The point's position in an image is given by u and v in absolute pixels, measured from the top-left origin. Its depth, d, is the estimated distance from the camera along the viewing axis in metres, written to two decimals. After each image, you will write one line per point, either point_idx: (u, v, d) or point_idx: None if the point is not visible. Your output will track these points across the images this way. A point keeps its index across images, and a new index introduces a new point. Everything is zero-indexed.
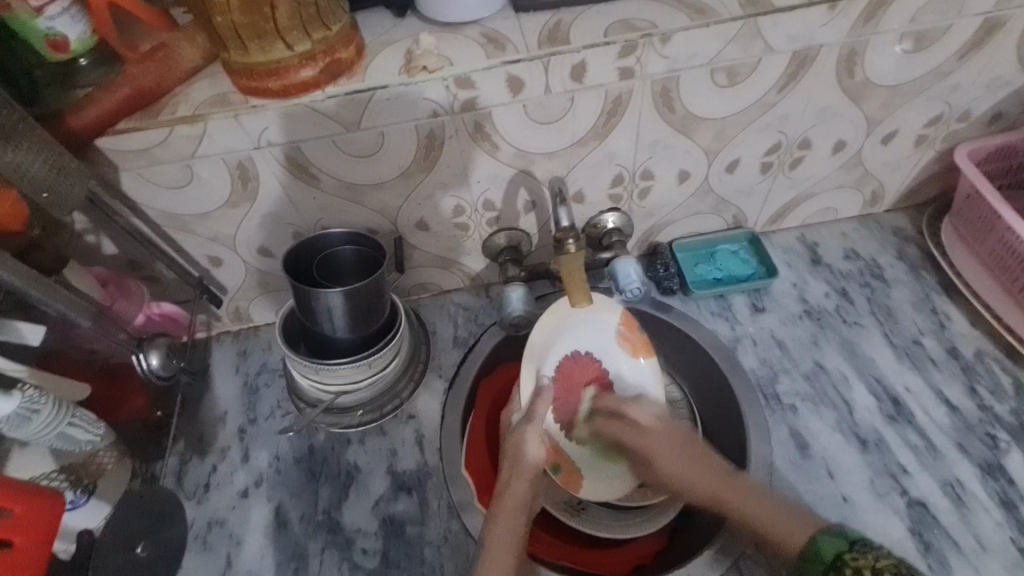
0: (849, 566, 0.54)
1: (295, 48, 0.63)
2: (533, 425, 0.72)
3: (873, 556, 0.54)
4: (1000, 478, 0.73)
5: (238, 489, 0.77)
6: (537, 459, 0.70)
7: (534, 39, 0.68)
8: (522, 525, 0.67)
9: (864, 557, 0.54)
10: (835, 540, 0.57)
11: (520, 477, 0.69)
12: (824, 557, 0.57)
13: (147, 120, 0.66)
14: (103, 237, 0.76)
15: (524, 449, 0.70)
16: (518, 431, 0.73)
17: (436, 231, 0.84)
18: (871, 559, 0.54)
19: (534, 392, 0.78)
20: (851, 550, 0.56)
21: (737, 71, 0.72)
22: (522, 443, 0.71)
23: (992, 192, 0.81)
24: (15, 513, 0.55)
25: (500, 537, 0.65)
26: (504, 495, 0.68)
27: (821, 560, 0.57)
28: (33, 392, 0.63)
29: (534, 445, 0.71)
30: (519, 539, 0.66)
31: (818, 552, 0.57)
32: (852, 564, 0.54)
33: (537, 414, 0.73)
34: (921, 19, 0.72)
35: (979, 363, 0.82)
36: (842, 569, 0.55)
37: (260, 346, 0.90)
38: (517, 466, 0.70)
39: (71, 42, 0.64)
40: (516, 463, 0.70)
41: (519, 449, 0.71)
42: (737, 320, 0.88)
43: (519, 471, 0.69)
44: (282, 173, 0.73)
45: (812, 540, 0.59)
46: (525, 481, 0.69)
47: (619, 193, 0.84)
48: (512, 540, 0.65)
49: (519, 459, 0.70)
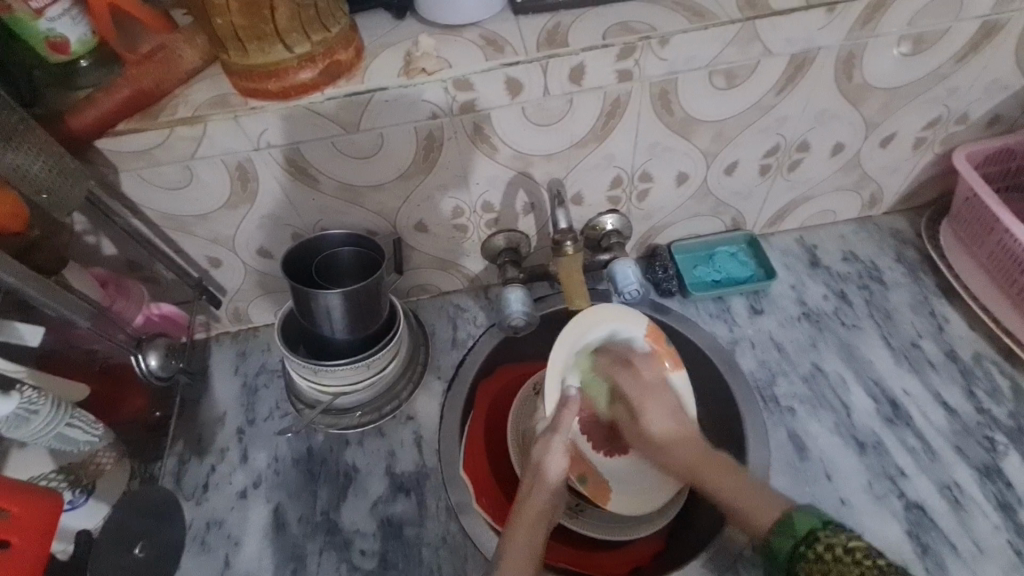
0: (823, 543, 0.58)
1: (294, 49, 0.63)
2: (558, 434, 0.73)
3: (847, 537, 0.57)
4: (997, 480, 0.73)
5: (237, 489, 0.77)
6: (559, 470, 0.72)
7: (533, 42, 0.68)
8: (539, 537, 0.68)
9: (837, 536, 0.58)
10: (810, 517, 0.61)
11: (541, 489, 0.70)
12: (799, 532, 0.60)
13: (148, 121, 0.66)
14: (103, 238, 0.76)
15: (545, 461, 0.72)
16: (541, 442, 0.74)
17: (435, 232, 0.84)
18: (843, 540, 0.57)
19: (559, 402, 0.75)
20: (826, 528, 0.59)
21: (736, 73, 0.72)
22: (545, 454, 0.72)
23: (990, 195, 0.81)
24: (12, 513, 0.55)
25: (517, 547, 0.66)
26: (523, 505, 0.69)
27: (794, 534, 0.61)
28: (31, 393, 0.63)
29: (555, 456, 0.72)
30: (535, 550, 0.67)
31: (793, 527, 0.61)
32: (825, 541, 0.58)
33: (560, 425, 0.74)
34: (919, 22, 0.72)
35: (977, 365, 0.82)
36: (814, 544, 0.59)
37: (259, 346, 0.90)
38: (538, 476, 0.71)
39: (71, 43, 0.64)
40: (537, 474, 0.71)
41: (540, 462, 0.72)
42: (736, 322, 0.88)
43: (540, 483, 0.71)
44: (282, 175, 0.73)
45: (785, 515, 0.63)
46: (545, 492, 0.70)
47: (618, 195, 0.84)
48: (529, 549, 0.66)
49: (540, 470, 0.71)
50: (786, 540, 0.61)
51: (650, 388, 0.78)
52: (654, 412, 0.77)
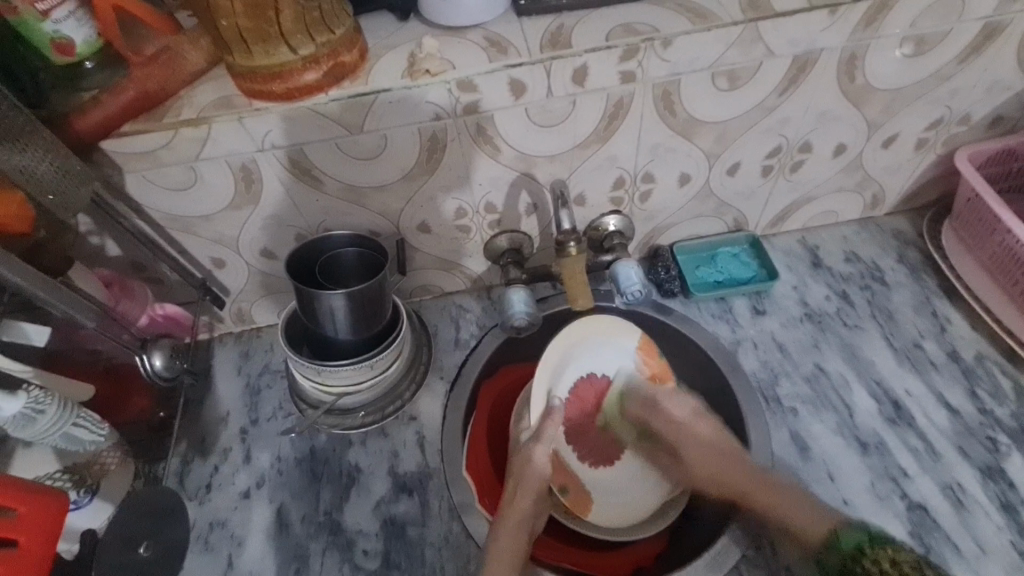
0: (871, 560, 0.60)
1: (299, 51, 0.64)
2: (540, 442, 0.75)
3: (892, 549, 0.60)
4: (1000, 481, 0.73)
5: (240, 489, 0.78)
6: (544, 471, 0.73)
7: (537, 44, 0.69)
8: (524, 534, 0.69)
9: (885, 551, 0.60)
10: (855, 532, 0.62)
11: (525, 489, 0.72)
12: (844, 547, 0.62)
13: (153, 122, 0.66)
14: (107, 238, 0.76)
15: (530, 461, 0.74)
16: (527, 446, 0.75)
17: (438, 233, 0.84)
18: (890, 553, 0.59)
19: (544, 412, 0.80)
20: (871, 542, 0.61)
21: (738, 74, 0.72)
22: (529, 456, 0.74)
23: (992, 195, 0.81)
24: (19, 512, 0.55)
25: (503, 545, 0.67)
26: (511, 502, 0.71)
27: (839, 551, 0.62)
28: (37, 393, 0.64)
29: (540, 460, 0.74)
30: (522, 548, 0.68)
31: (839, 544, 0.62)
32: (873, 557, 0.60)
33: (545, 432, 0.76)
34: (922, 24, 0.72)
35: (980, 366, 0.82)
36: (861, 561, 0.60)
37: (262, 347, 0.91)
38: (521, 476, 0.73)
39: (78, 45, 0.65)
40: (521, 475, 0.73)
41: (525, 462, 0.74)
42: (738, 322, 0.88)
43: (524, 483, 0.72)
44: (286, 176, 0.73)
45: (833, 532, 0.63)
46: (530, 491, 0.72)
47: (621, 196, 0.84)
48: (514, 545, 0.67)
49: (524, 470, 0.73)
50: (834, 556, 0.62)
51: (679, 422, 0.80)
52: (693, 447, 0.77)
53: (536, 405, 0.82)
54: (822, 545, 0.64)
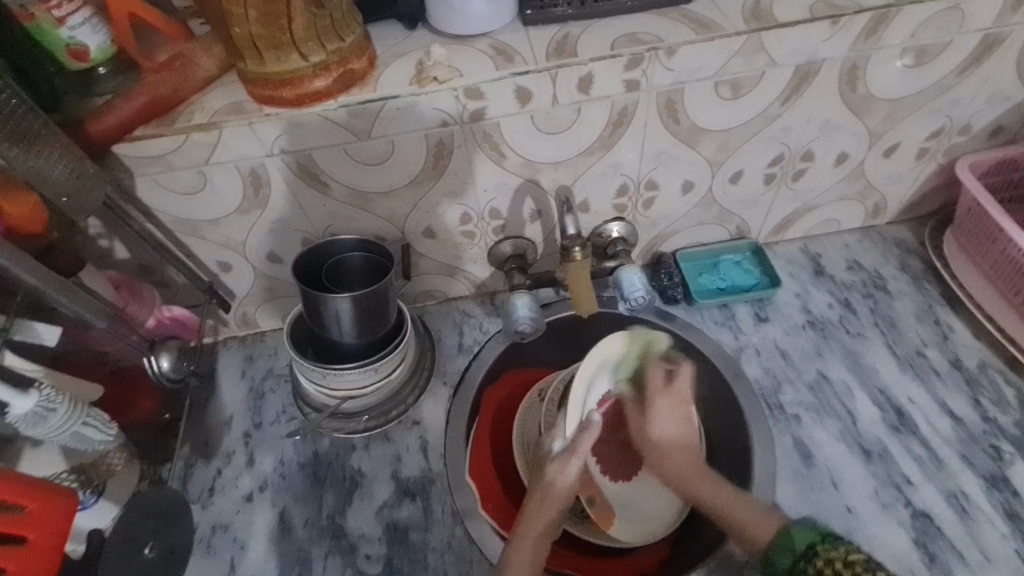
0: (821, 557, 0.62)
1: (309, 58, 0.65)
2: (577, 457, 0.70)
3: (844, 551, 0.61)
4: (1005, 490, 0.73)
5: (243, 493, 0.78)
6: (570, 487, 0.69)
7: (543, 52, 0.70)
8: (543, 549, 0.68)
9: (835, 550, 0.62)
10: (807, 532, 0.65)
11: (549, 506, 0.69)
12: (796, 547, 0.64)
13: (163, 128, 0.67)
14: (116, 241, 0.77)
15: (557, 478, 0.70)
16: (557, 460, 0.71)
17: (442, 240, 0.85)
18: (842, 553, 0.62)
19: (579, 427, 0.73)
20: (822, 541, 0.64)
21: (742, 84, 0.73)
22: (560, 474, 0.69)
23: (994, 205, 0.82)
24: (30, 509, 0.55)
25: (518, 561, 0.66)
26: (528, 518, 0.69)
27: (792, 550, 0.64)
28: (49, 391, 0.64)
29: (570, 477, 0.69)
30: (538, 562, 0.67)
31: (791, 543, 0.64)
32: (824, 556, 0.62)
33: (581, 446, 0.70)
34: (921, 35, 0.73)
35: (983, 375, 0.82)
36: (814, 559, 0.62)
37: (267, 351, 0.91)
38: (548, 492, 0.69)
39: (92, 51, 0.66)
40: (547, 492, 0.69)
41: (551, 481, 0.69)
42: (741, 329, 0.89)
43: (549, 500, 0.69)
44: (294, 180, 0.74)
45: (783, 531, 0.66)
46: (554, 508, 0.69)
47: (624, 203, 0.85)
48: (532, 558, 0.67)
49: (551, 488, 0.69)
50: (786, 555, 0.64)
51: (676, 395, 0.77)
52: (661, 412, 0.77)
53: (572, 420, 0.74)
54: (770, 544, 0.66)
